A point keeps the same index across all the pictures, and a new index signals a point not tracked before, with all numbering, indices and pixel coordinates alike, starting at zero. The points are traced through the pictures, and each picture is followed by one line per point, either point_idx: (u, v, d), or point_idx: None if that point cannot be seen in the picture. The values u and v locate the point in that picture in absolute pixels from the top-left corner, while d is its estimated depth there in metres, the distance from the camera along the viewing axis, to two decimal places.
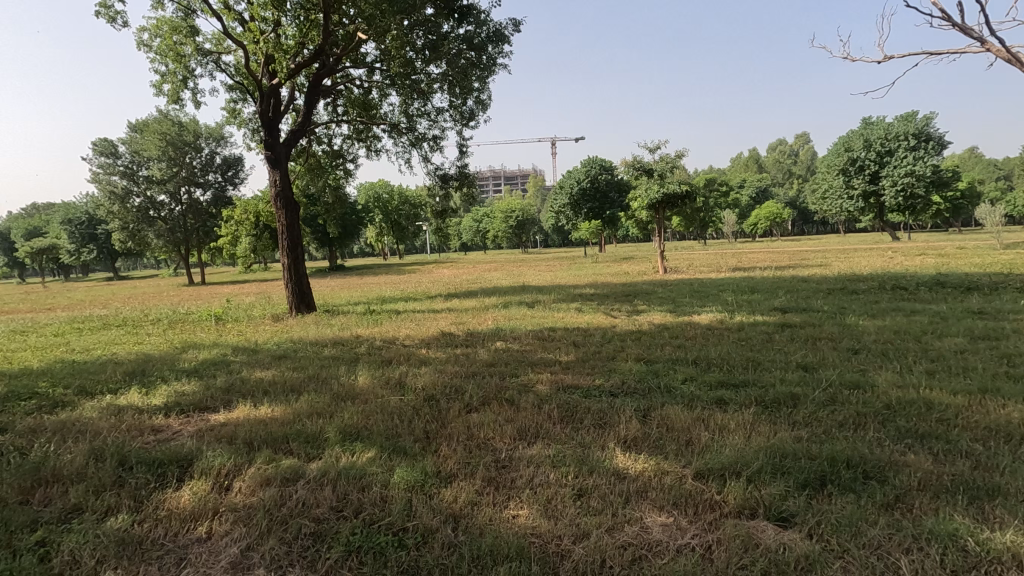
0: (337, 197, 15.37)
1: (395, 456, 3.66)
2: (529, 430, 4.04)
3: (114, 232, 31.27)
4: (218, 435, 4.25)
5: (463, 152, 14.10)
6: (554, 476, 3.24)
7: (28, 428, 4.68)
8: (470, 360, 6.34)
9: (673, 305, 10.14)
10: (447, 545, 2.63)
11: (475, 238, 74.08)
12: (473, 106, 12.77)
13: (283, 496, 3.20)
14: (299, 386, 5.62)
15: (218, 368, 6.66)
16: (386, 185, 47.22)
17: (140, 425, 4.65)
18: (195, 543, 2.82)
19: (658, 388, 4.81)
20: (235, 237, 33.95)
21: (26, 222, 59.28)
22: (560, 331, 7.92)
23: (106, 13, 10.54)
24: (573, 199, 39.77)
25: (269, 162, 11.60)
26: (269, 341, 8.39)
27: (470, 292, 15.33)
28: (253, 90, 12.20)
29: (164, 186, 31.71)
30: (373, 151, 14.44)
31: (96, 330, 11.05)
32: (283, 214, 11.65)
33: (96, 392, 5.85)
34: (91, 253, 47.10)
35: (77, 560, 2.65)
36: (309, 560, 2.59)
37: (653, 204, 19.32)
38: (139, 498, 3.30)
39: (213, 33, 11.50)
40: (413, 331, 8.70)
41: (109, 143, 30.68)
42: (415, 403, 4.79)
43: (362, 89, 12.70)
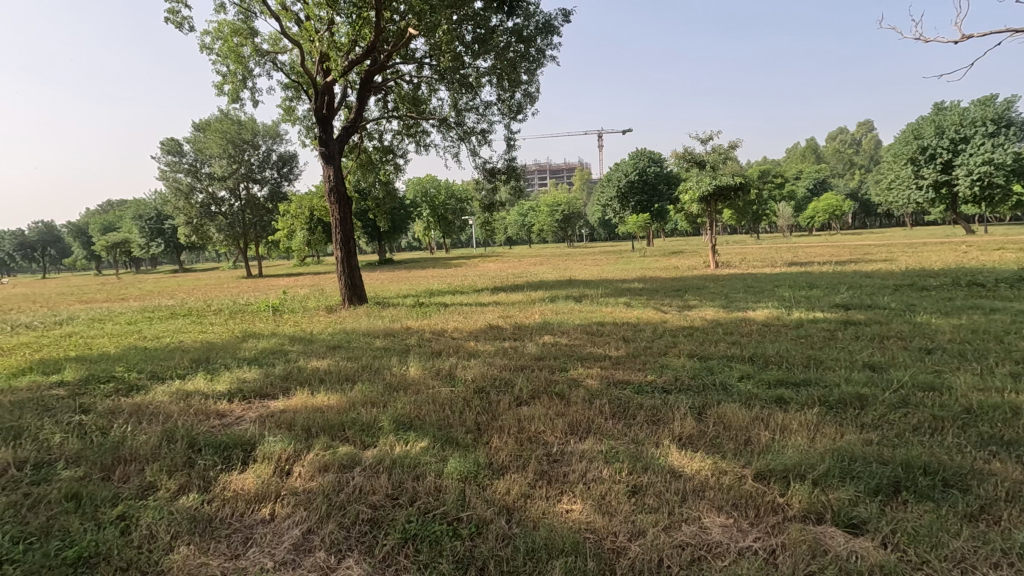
0: (387, 192, 15.65)
1: (447, 446, 3.71)
2: (580, 425, 3.99)
3: (180, 227, 33.08)
4: (278, 421, 4.42)
5: (511, 145, 14.11)
6: (608, 473, 3.19)
7: (107, 409, 5.02)
8: (519, 353, 6.34)
9: (726, 301, 9.84)
10: (502, 537, 2.63)
11: (520, 233, 74.07)
12: (521, 98, 12.72)
13: (341, 482, 3.29)
14: (352, 375, 5.77)
15: (277, 356, 6.94)
16: (433, 180, 47.87)
17: (206, 410, 4.89)
18: (259, 524, 2.94)
19: (713, 386, 4.67)
20: (290, 230, 35.28)
21: (102, 218, 63.51)
22: (609, 325, 7.84)
23: (173, 19, 11.12)
24: (621, 191, 39.17)
25: (323, 158, 11.94)
26: (323, 332, 8.66)
27: (516, 286, 15.28)
28: (308, 88, 12.56)
29: (225, 182, 33.23)
30: (422, 146, 14.66)
31: (164, 320, 11.69)
32: (336, 208, 11.98)
33: (166, 377, 6.21)
34: (160, 246, 49.93)
35: (154, 534, 2.81)
36: (368, 546, 2.65)
37: (705, 196, 18.78)
38: (207, 479, 3.47)
39: (270, 33, 11.91)
40: (461, 324, 8.76)
41: (175, 143, 32.39)
42: (466, 394, 4.83)
43: (412, 85, 12.88)
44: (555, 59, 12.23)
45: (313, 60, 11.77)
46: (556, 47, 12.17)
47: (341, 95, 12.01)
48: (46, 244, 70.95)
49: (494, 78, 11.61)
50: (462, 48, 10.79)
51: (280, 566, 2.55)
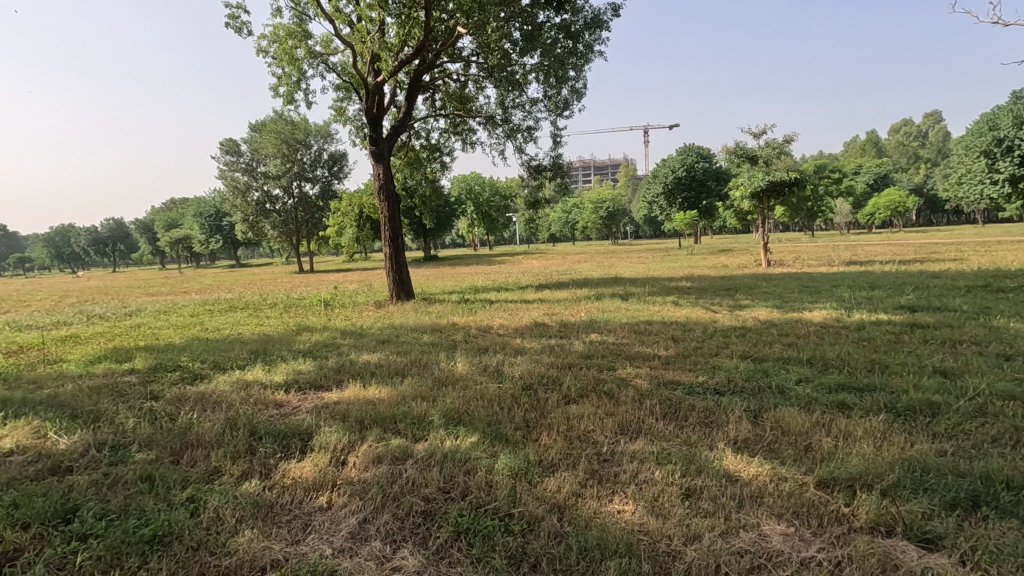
0: (433, 189, 15.89)
1: (497, 442, 3.73)
2: (630, 425, 3.94)
3: (237, 224, 34.60)
4: (332, 412, 4.56)
5: (557, 142, 14.07)
6: (660, 474, 3.14)
7: (175, 396, 5.31)
8: (565, 351, 6.32)
9: (780, 300, 9.52)
10: (554, 535, 2.63)
11: (564, 230, 73.74)
12: (568, 94, 12.65)
13: (394, 473, 3.37)
14: (401, 369, 5.90)
15: (330, 349, 7.16)
16: (478, 177, 48.23)
17: (265, 400, 5.10)
18: (317, 511, 3.04)
19: (768, 389, 4.51)
20: (340, 227, 36.30)
21: (165, 215, 66.91)
22: (658, 324, 7.71)
23: (233, 24, 11.62)
24: (668, 188, 38.39)
25: (373, 156, 12.20)
26: (372, 326, 8.88)
27: (561, 284, 15.23)
28: (359, 88, 12.86)
29: (279, 181, 34.52)
30: (468, 144, 14.80)
31: (224, 312, 12.30)
32: (385, 205, 12.23)
33: (227, 367, 6.52)
34: (218, 242, 52.21)
35: (221, 517, 2.94)
36: (422, 537, 2.70)
37: (757, 192, 18.16)
38: (268, 466, 3.61)
39: (322, 35, 12.25)
40: (507, 320, 8.82)
41: (233, 143, 33.84)
42: (514, 391, 4.85)
43: (459, 83, 13.02)
44: (603, 54, 12.10)
45: (364, 60, 12.05)
46: (605, 42, 12.04)
47: (391, 95, 12.24)
48: (116, 240, 75.61)
49: (541, 75, 11.59)
50: (509, 45, 10.81)
51: (338, 553, 2.62)
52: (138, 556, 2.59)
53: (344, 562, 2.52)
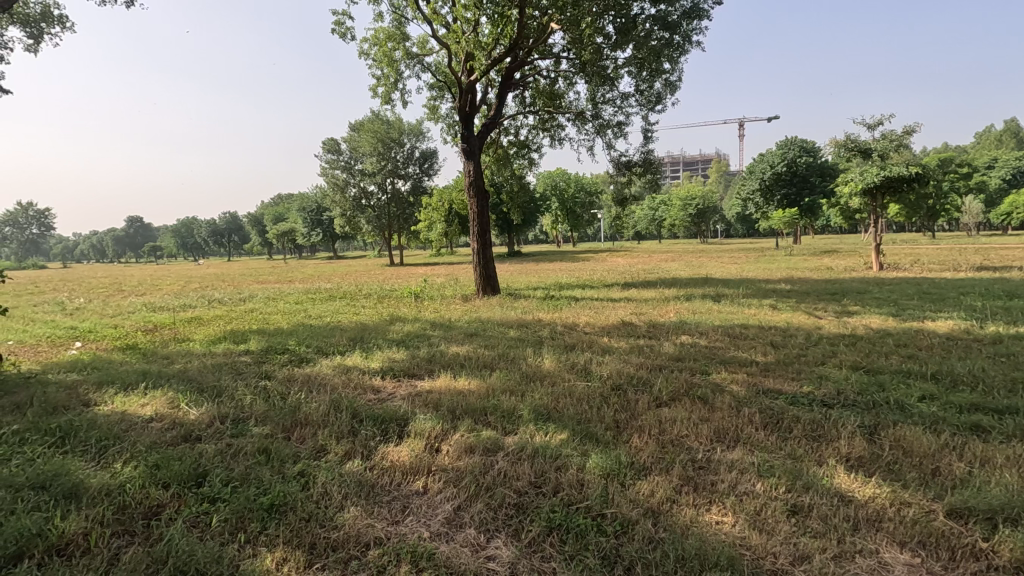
0: (521, 186, 16.02)
1: (587, 441, 3.71)
2: (727, 432, 3.77)
3: (336, 218, 36.91)
4: (426, 400, 4.75)
5: (648, 137, 13.68)
6: (762, 487, 2.97)
7: (285, 376, 5.78)
8: (655, 352, 6.14)
9: (896, 308, 8.66)
10: (648, 539, 2.57)
11: (649, 227, 71.81)
12: (661, 88, 12.25)
13: (486, 464, 3.45)
14: (490, 362, 6.01)
15: (421, 340, 7.46)
16: (563, 173, 48.03)
17: (363, 384, 5.41)
18: (415, 495, 3.18)
19: (886, 404, 4.12)
20: (430, 222, 37.60)
21: (274, 210, 72.74)
22: (754, 328, 7.30)
23: (339, 30, 12.36)
24: (765, 184, 36.19)
25: (464, 154, 12.51)
26: (460, 319, 9.13)
27: (648, 283, 14.82)
28: (452, 87, 13.23)
29: (374, 177, 36.33)
30: (556, 140, 14.79)
31: (324, 301, 13.17)
32: (474, 201, 12.50)
33: (329, 352, 6.98)
34: (318, 235, 55.92)
35: (329, 492, 3.15)
36: (514, 529, 2.75)
37: (869, 189, 16.49)
38: (369, 448, 3.82)
39: (419, 36, 12.69)
40: (593, 318, 8.75)
41: (334, 143, 36.05)
42: (603, 390, 4.80)
43: (549, 79, 13.01)
44: (701, 44, 11.57)
45: (458, 60, 12.37)
46: (703, 31, 11.50)
47: (483, 93, 12.47)
48: (232, 232, 83.63)
49: (634, 68, 11.32)
50: (602, 39, 10.65)
51: (435, 536, 2.72)
52: (259, 521, 2.84)
53: (440, 547, 2.60)
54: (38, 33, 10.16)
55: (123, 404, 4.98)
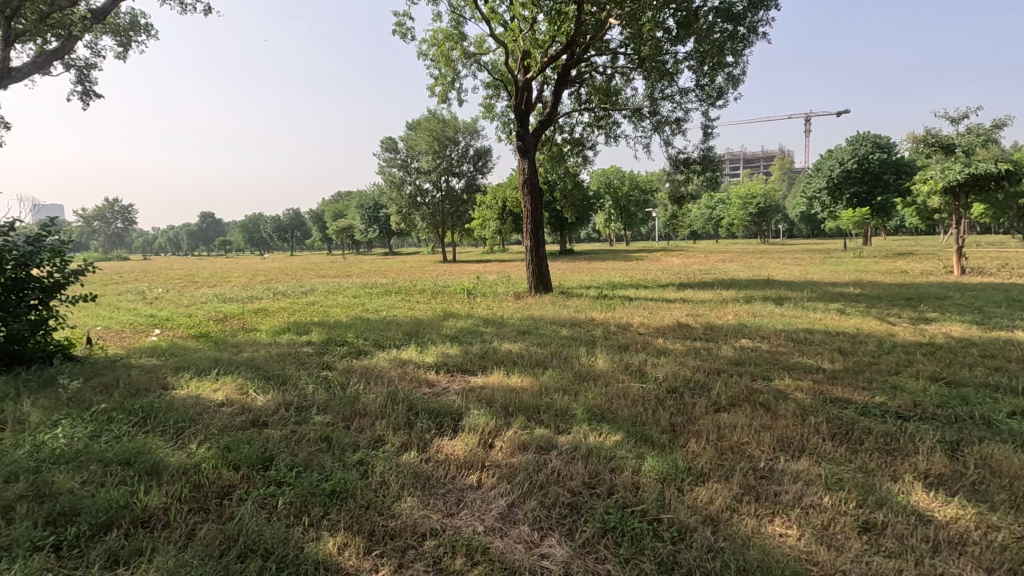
0: (575, 183, 15.91)
1: (642, 444, 3.64)
2: (792, 442, 3.61)
3: (392, 215, 37.99)
4: (479, 396, 4.80)
5: (708, 133, 13.27)
6: (830, 501, 2.83)
7: (345, 367, 5.99)
8: (713, 355, 5.96)
9: (982, 316, 8.02)
10: (707, 548, 2.50)
11: (707, 226, 69.72)
12: (723, 82, 11.85)
13: (540, 462, 3.45)
14: (543, 361, 6.01)
15: (474, 336, 7.55)
16: (618, 171, 47.34)
17: (419, 378, 5.54)
18: (469, 488, 3.22)
19: (970, 420, 3.83)
20: (484, 220, 37.96)
21: (334, 207, 75.40)
22: (820, 333, 6.96)
23: (400, 30, 12.66)
24: (833, 183, 34.38)
25: (519, 152, 12.54)
26: (513, 316, 9.18)
27: (705, 284, 14.38)
28: (507, 85, 13.29)
29: (429, 175, 37.04)
30: (612, 137, 14.60)
31: (380, 296, 13.55)
32: (529, 199, 12.51)
33: (386, 346, 7.18)
34: (375, 232, 57.50)
35: (387, 482, 3.24)
36: (568, 528, 2.73)
37: (951, 188, 15.38)
38: (424, 440, 3.91)
39: (476, 36, 12.82)
40: (647, 318, 8.58)
41: (392, 141, 36.98)
42: (658, 392, 4.70)
43: (606, 76, 12.86)
44: (767, 36, 11.09)
45: (514, 58, 12.41)
46: (769, 22, 11.02)
47: (538, 91, 12.45)
48: (295, 228, 87.41)
49: (694, 63, 11.02)
50: (662, 33, 10.43)
51: (489, 531, 2.75)
52: (322, 506, 2.95)
53: (495, 541, 2.63)
54: (127, 41, 10.94)
55: (198, 388, 5.31)
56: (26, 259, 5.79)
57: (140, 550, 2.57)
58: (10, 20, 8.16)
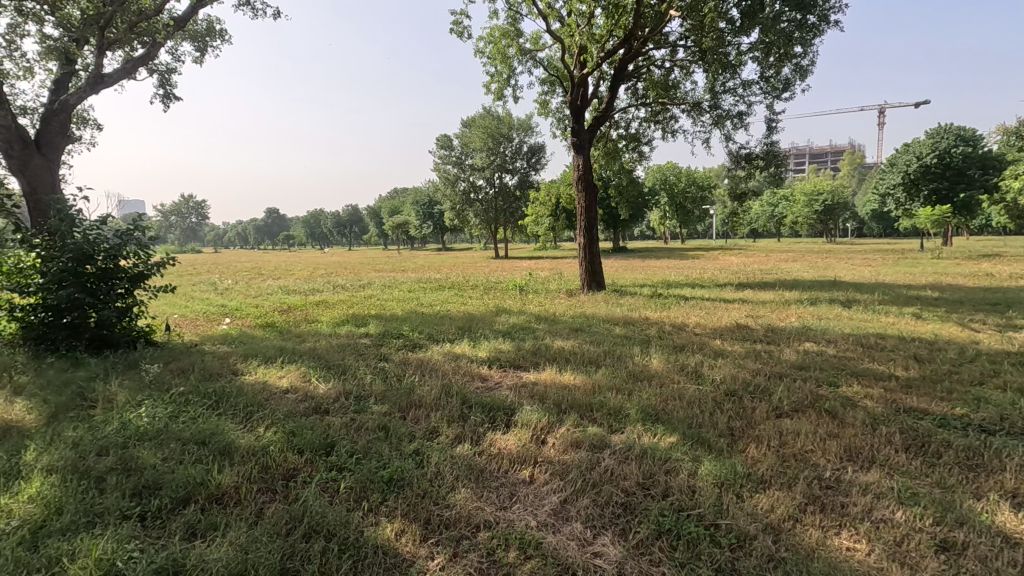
0: (630, 180, 15.64)
1: (699, 447, 3.55)
2: (861, 452, 3.43)
3: (446, 212, 38.88)
4: (532, 392, 4.82)
5: (772, 127, 12.73)
6: (903, 516, 2.67)
7: (401, 360, 6.15)
8: (774, 359, 5.73)
9: None
10: (767, 557, 2.42)
11: (768, 224, 66.87)
12: (790, 73, 11.33)
13: (593, 460, 3.43)
14: (595, 359, 5.96)
15: (526, 332, 7.58)
16: (674, 167, 46.17)
17: (472, 372, 5.62)
18: (522, 483, 3.24)
19: None
20: (537, 216, 37.96)
21: (391, 203, 77.34)
22: (892, 339, 6.56)
23: (457, 29, 12.81)
24: (909, 178, 32.19)
25: (574, 148, 12.44)
26: (565, 314, 9.15)
27: (766, 284, 13.82)
28: (563, 81, 13.21)
29: (483, 172, 37.39)
30: (669, 132, 14.25)
31: (434, 290, 13.81)
32: (582, 195, 12.41)
33: (440, 340, 7.32)
34: (429, 228, 58.56)
35: (442, 473, 3.31)
36: (621, 528, 2.71)
37: None
38: (478, 433, 3.96)
39: (532, 32, 12.80)
40: (704, 319, 8.34)
41: (447, 139, 37.55)
42: (715, 395, 4.57)
43: (664, 70, 12.56)
44: (839, 23, 10.50)
45: (570, 54, 12.32)
46: (842, 9, 10.43)
47: (594, 86, 12.30)
48: (353, 224, 90.30)
49: (759, 53, 10.60)
50: (725, 23, 10.09)
51: (542, 526, 2.76)
52: (380, 492, 3.05)
53: (548, 537, 2.63)
54: (203, 46, 11.60)
55: (265, 375, 5.60)
56: (114, 251, 6.26)
57: (214, 524, 2.74)
58: (103, 30, 8.82)
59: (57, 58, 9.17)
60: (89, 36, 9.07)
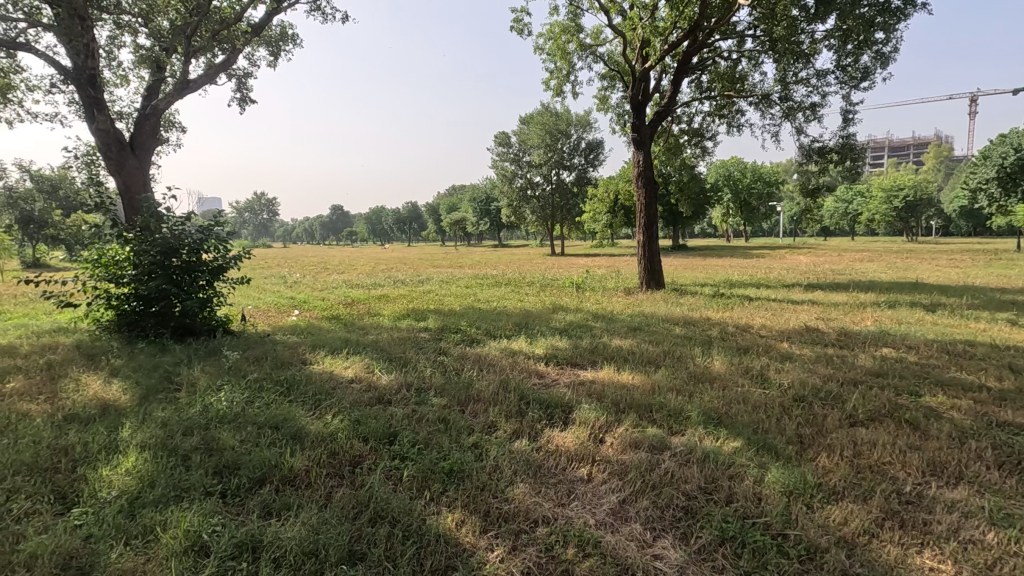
0: (692, 176, 15.19)
1: (764, 453, 3.43)
2: (946, 467, 3.20)
3: (504, 208, 39.11)
4: (589, 390, 4.80)
5: (849, 119, 12.00)
6: (995, 538, 2.48)
7: (459, 354, 6.27)
8: (847, 364, 5.43)
9: None
10: (840, 571, 2.31)
11: (841, 221, 63.13)
12: (870, 61, 10.65)
13: (652, 462, 3.38)
14: (655, 359, 5.85)
15: (584, 330, 7.53)
16: (739, 162, 44.38)
17: (529, 368, 5.66)
18: (580, 481, 3.24)
19: None
20: (594, 213, 37.56)
21: (449, 200, 78.65)
22: (983, 346, 6.06)
23: (517, 27, 12.85)
24: (1006, 172, 29.44)
25: (635, 144, 12.21)
26: (623, 312, 9.03)
27: (838, 285, 13.08)
28: (624, 76, 12.99)
29: (540, 169, 37.36)
30: (735, 126, 13.73)
31: (491, 287, 13.96)
32: (642, 192, 12.17)
33: (497, 335, 7.40)
34: (486, 224, 59.13)
35: (501, 466, 3.36)
36: (682, 532, 2.66)
37: None
38: (536, 429, 3.99)
39: (593, 27, 12.65)
40: (770, 320, 8.00)
41: (505, 136, 37.76)
42: (783, 400, 4.39)
43: (731, 61, 12.12)
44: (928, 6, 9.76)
45: (632, 48, 12.09)
46: None
47: (656, 80, 12.02)
48: (412, 220, 92.48)
49: (835, 41, 10.04)
50: (798, 11, 9.62)
51: (600, 525, 2.75)
52: (441, 483, 3.13)
53: (606, 536, 2.62)
54: (277, 50, 12.19)
55: (331, 365, 5.86)
56: (197, 245, 6.71)
57: (287, 504, 2.90)
58: (190, 39, 9.45)
59: (150, 66, 9.91)
60: (177, 44, 9.74)
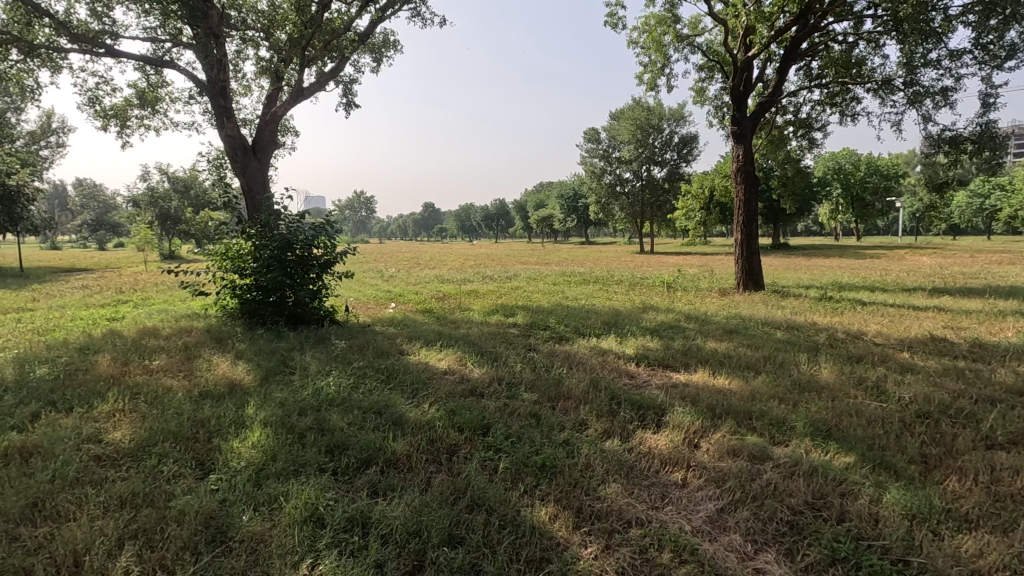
0: (798, 170, 14.18)
1: (881, 471, 3.17)
2: None
3: (592, 205, 38.66)
4: (682, 393, 4.67)
5: (989, 103, 10.62)
6: None
7: (548, 350, 6.34)
8: (982, 379, 4.85)
9: None
10: None
11: (975, 218, 56.07)
12: (1018, 37, 9.38)
13: (753, 471, 3.23)
14: (754, 364, 5.56)
15: (676, 331, 7.32)
16: (852, 154, 40.74)
17: (619, 368, 5.59)
18: (674, 485, 3.17)
19: None
20: (687, 210, 36.15)
21: (536, 198, 78.95)
22: None
23: (611, 21, 12.64)
24: None
25: (734, 137, 11.60)
26: (718, 314, 8.65)
27: (971, 290, 11.65)
28: (724, 67, 12.40)
29: (630, 165, 36.52)
30: (850, 115, 12.64)
31: (579, 284, 13.87)
32: (741, 187, 11.56)
33: (586, 334, 7.37)
34: (573, 221, 58.79)
35: (593, 465, 3.36)
36: (787, 548, 2.53)
37: None
38: (628, 430, 3.95)
39: (691, 17, 12.17)
40: (886, 328, 7.33)
41: (594, 132, 37.29)
42: (904, 415, 4.01)
43: (846, 45, 11.18)
44: None
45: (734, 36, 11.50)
46: None
47: (760, 69, 11.36)
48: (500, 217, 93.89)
49: (975, 16, 8.96)
50: None
51: (697, 532, 2.68)
52: (534, 477, 3.19)
53: (704, 544, 2.55)
54: (380, 56, 12.86)
55: (427, 356, 6.14)
56: (309, 241, 7.28)
57: (391, 486, 3.09)
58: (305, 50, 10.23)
59: (270, 76, 10.85)
60: (294, 56, 10.58)
